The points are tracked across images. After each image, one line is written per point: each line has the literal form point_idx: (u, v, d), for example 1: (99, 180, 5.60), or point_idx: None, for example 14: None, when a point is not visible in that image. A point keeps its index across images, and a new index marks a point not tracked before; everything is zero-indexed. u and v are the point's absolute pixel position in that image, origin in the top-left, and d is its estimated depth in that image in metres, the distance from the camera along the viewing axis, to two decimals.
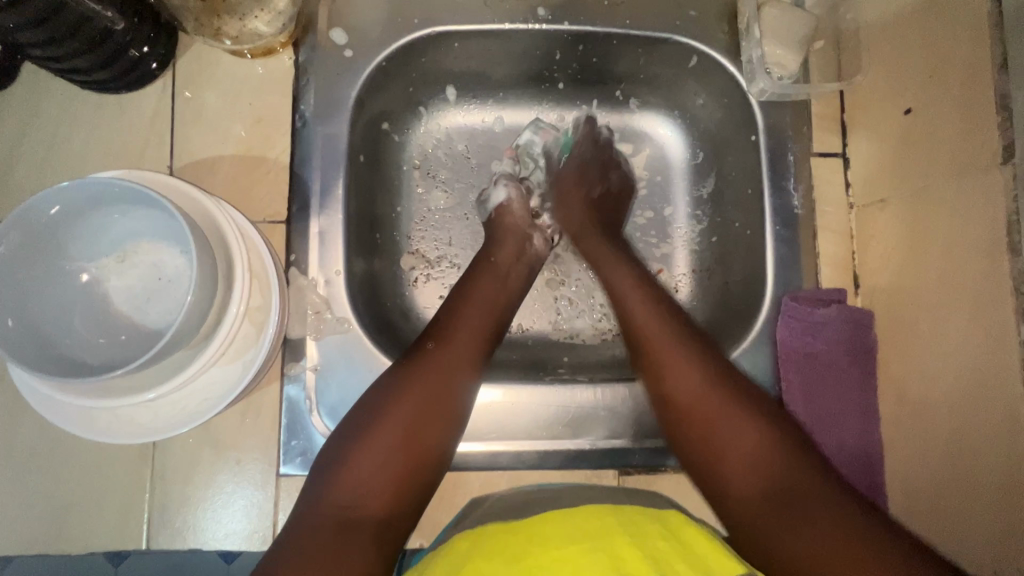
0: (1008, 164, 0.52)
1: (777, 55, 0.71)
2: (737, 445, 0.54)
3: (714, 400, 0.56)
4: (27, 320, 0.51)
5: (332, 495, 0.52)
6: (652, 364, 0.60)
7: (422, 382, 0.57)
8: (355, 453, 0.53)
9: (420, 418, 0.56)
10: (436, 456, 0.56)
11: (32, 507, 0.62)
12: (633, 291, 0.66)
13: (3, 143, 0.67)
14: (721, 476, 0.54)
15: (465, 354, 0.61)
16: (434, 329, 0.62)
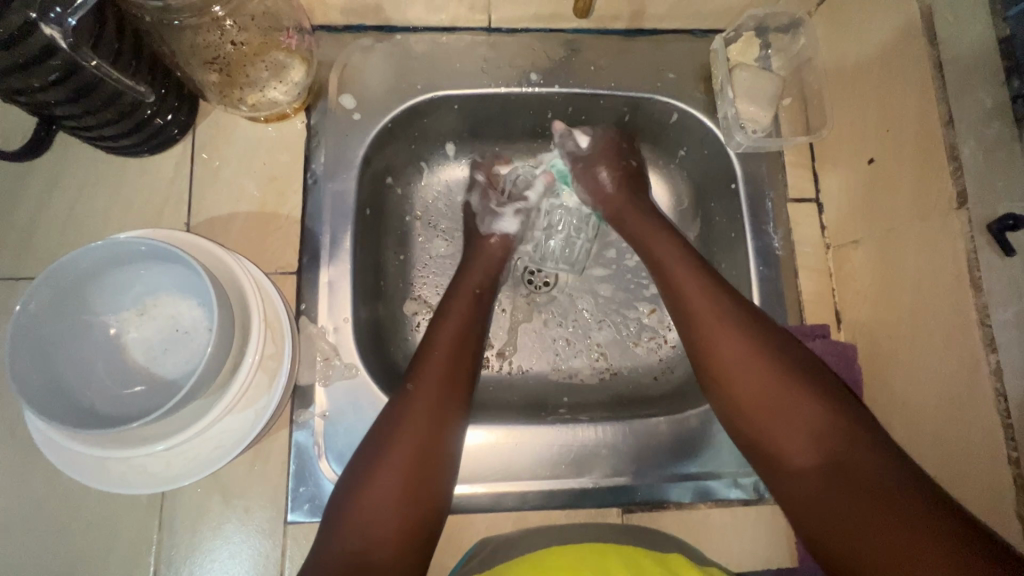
0: (963, 209, 0.58)
1: (750, 112, 0.77)
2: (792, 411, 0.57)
3: (773, 382, 0.59)
4: (52, 372, 0.53)
5: (342, 542, 0.53)
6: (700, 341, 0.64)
7: (410, 422, 0.59)
8: (359, 500, 0.55)
9: (417, 458, 0.58)
10: (433, 490, 0.58)
11: (39, 564, 0.62)
12: (687, 276, 0.68)
13: (29, 204, 0.70)
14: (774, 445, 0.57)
15: (442, 395, 0.62)
16: (412, 369, 0.65)
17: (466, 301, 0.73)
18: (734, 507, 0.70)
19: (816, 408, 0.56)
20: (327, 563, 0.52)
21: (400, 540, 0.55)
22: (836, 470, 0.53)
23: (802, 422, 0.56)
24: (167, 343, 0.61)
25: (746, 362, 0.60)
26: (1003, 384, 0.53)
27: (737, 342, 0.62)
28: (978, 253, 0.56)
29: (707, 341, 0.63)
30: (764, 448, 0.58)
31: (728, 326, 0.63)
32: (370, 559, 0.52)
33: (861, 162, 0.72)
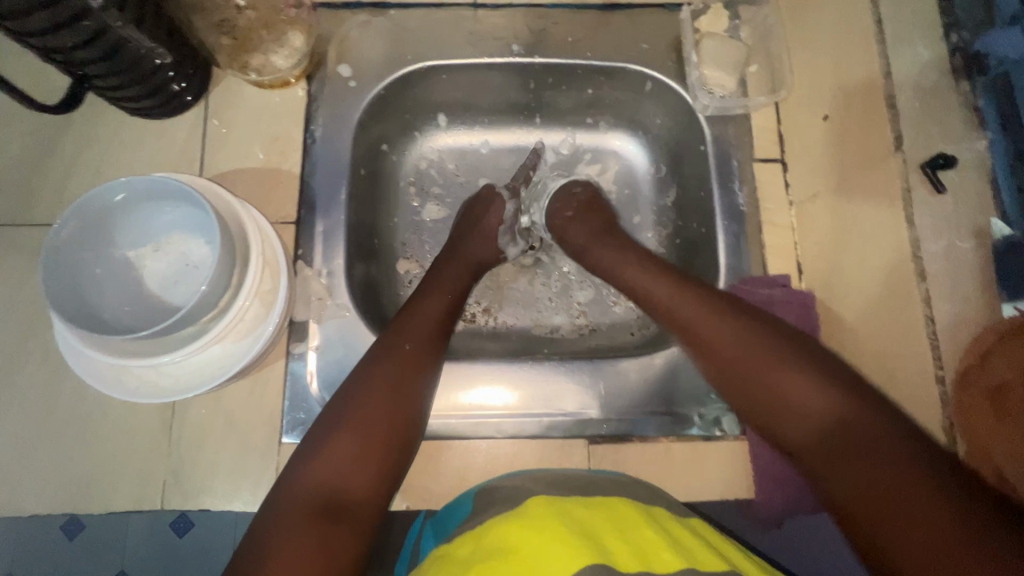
0: (899, 152, 0.66)
1: (717, 77, 0.82)
2: (800, 404, 0.58)
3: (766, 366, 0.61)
4: (76, 286, 0.62)
5: (309, 477, 0.58)
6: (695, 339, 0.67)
7: (384, 380, 0.65)
8: (328, 440, 0.60)
9: (387, 417, 0.63)
10: (399, 449, 0.64)
11: (64, 470, 0.70)
12: (661, 277, 0.73)
13: (61, 158, 0.79)
14: (787, 439, 0.59)
15: (413, 362, 0.68)
16: (388, 335, 0.70)
17: (447, 282, 0.79)
18: (696, 442, 0.75)
19: (812, 380, 0.58)
20: (295, 495, 0.57)
21: (369, 483, 0.60)
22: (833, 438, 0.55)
23: (815, 412, 0.57)
24: (177, 275, 0.69)
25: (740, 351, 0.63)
26: (932, 310, 0.60)
27: (734, 339, 0.64)
28: (912, 191, 0.64)
29: (704, 339, 0.66)
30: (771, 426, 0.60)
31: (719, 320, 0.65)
32: (344, 502, 0.58)
33: (817, 118, 0.77)
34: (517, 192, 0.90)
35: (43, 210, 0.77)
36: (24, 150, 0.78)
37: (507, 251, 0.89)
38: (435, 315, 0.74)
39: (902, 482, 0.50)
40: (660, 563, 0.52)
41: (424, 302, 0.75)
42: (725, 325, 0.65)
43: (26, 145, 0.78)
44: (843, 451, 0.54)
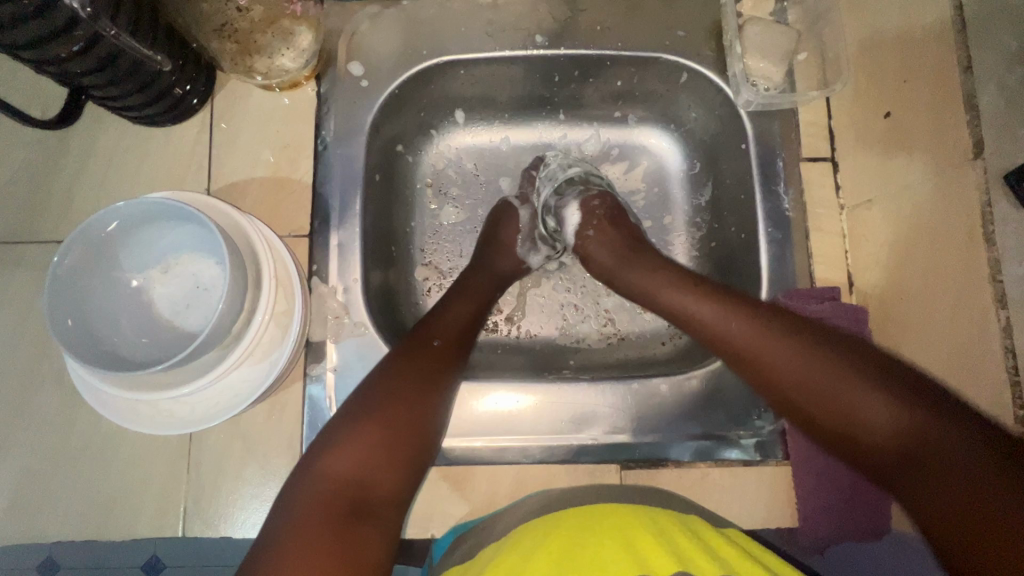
0: (979, 158, 0.58)
1: (761, 68, 0.75)
2: (867, 420, 0.51)
3: (823, 378, 0.54)
4: (84, 319, 0.59)
5: (328, 469, 0.54)
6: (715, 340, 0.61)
7: (412, 377, 0.62)
8: (350, 436, 0.56)
9: (409, 409, 0.59)
10: (420, 441, 0.59)
11: (85, 497, 0.69)
12: (653, 275, 0.67)
13: (65, 171, 0.75)
14: (853, 425, 0.52)
15: (437, 362, 0.65)
16: (415, 333, 0.67)
17: (477, 290, 0.75)
18: (735, 467, 0.71)
19: (871, 389, 0.52)
20: (316, 489, 0.53)
21: (394, 479, 0.57)
22: (924, 454, 0.49)
23: (886, 414, 0.51)
24: (189, 299, 0.66)
25: (793, 362, 0.55)
26: (1013, 341, 0.53)
27: (782, 346, 0.56)
28: (992, 206, 0.56)
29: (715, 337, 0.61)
30: (840, 442, 0.54)
31: (771, 327, 0.58)
32: (369, 499, 0.54)
33: (876, 116, 0.69)
34: (529, 198, 0.84)
35: (49, 226, 0.74)
36: (26, 163, 0.75)
37: (533, 262, 0.83)
38: (467, 316, 0.71)
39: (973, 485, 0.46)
40: (695, 566, 0.48)
41: (455, 304, 0.72)
42: (775, 333, 0.57)
43: (28, 158, 0.75)
44: (938, 478, 0.48)
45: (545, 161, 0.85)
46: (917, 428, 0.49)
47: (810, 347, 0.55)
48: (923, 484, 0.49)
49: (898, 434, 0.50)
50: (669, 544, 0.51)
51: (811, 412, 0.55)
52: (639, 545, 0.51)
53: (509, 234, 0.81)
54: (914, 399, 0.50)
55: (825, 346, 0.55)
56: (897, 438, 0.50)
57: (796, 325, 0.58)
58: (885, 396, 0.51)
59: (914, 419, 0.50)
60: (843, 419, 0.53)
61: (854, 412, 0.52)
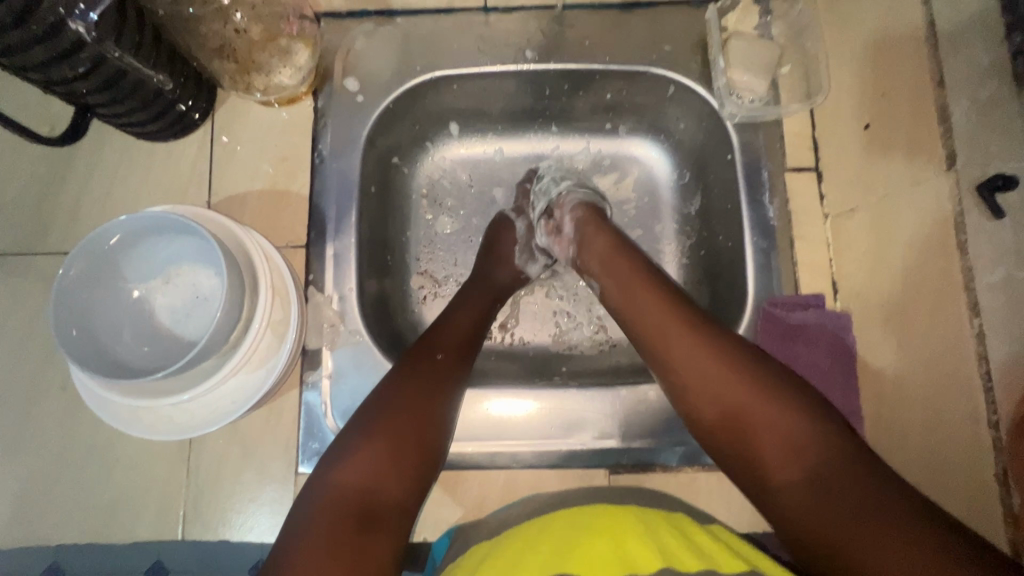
0: (952, 170, 0.59)
1: (745, 82, 0.77)
2: (773, 429, 0.52)
3: (737, 391, 0.54)
4: (87, 329, 0.61)
5: (338, 481, 0.55)
6: (662, 358, 0.59)
7: (414, 389, 0.62)
8: (357, 449, 0.57)
9: (414, 418, 0.60)
10: (425, 448, 0.60)
11: (88, 501, 0.71)
12: (624, 287, 0.66)
13: (72, 185, 0.78)
14: (756, 446, 0.52)
15: (440, 373, 0.65)
16: (418, 346, 0.68)
17: (477, 302, 0.76)
18: (722, 472, 0.72)
19: (781, 407, 0.52)
20: (327, 501, 0.54)
21: (402, 489, 0.57)
22: (811, 473, 0.49)
23: (786, 433, 0.51)
24: (189, 308, 0.68)
25: (715, 381, 0.55)
26: (986, 347, 0.55)
27: (701, 354, 0.57)
28: (964, 215, 0.57)
29: (666, 354, 0.59)
30: (742, 459, 0.54)
31: (704, 343, 0.57)
32: (378, 507, 0.55)
33: (857, 127, 0.72)
34: (525, 210, 0.86)
35: (56, 238, 0.77)
36: (34, 177, 0.78)
37: (528, 271, 0.84)
38: (470, 326, 0.73)
39: (895, 526, 0.44)
40: (682, 564, 0.50)
41: (457, 316, 0.73)
42: (708, 349, 0.57)
43: (36, 172, 0.78)
44: (811, 489, 0.49)
45: (539, 173, 0.87)
46: (811, 449, 0.50)
47: (736, 365, 0.55)
48: (799, 494, 0.49)
49: (797, 445, 0.50)
50: (659, 543, 0.53)
51: (722, 428, 0.55)
52: (625, 543, 0.52)
53: (503, 242, 0.83)
54: (820, 420, 0.51)
55: (721, 355, 0.56)
56: (794, 459, 0.50)
57: (723, 340, 0.58)
58: (785, 412, 0.52)
59: (808, 434, 0.50)
60: (743, 433, 0.53)
61: (760, 427, 0.52)
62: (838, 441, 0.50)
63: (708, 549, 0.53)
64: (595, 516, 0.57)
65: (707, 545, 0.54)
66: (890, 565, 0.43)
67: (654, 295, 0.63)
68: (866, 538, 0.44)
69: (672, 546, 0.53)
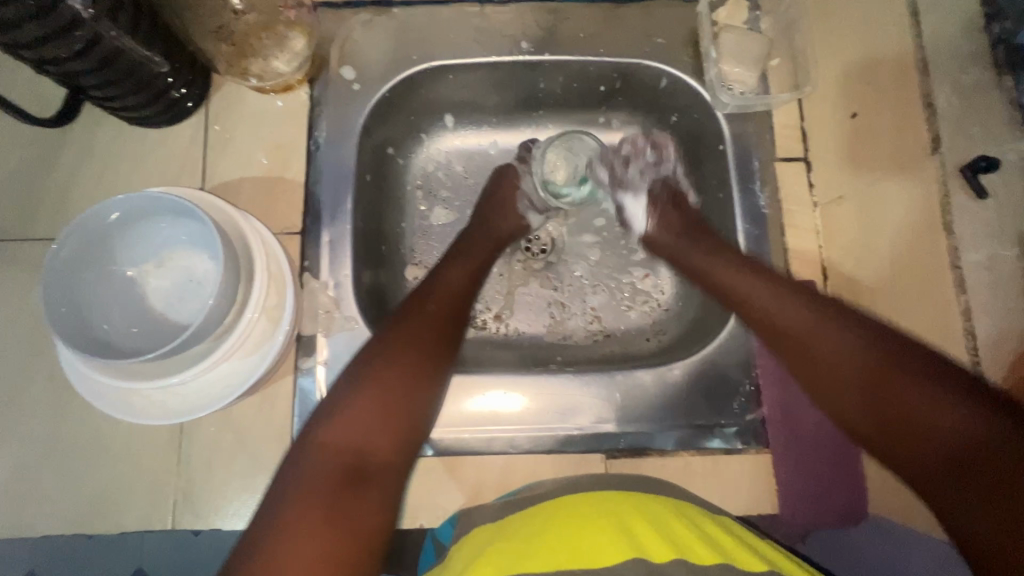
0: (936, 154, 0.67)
1: (735, 73, 0.78)
2: (934, 420, 0.52)
3: (897, 380, 0.55)
4: (78, 308, 0.60)
5: (328, 437, 0.55)
6: (807, 351, 0.62)
7: (404, 341, 0.62)
8: (346, 404, 0.57)
9: (406, 371, 0.60)
10: (415, 401, 0.60)
11: (75, 489, 0.69)
12: (743, 278, 0.68)
13: (61, 170, 0.77)
14: (923, 424, 0.53)
15: (430, 327, 0.64)
16: (407, 301, 0.67)
17: (472, 257, 0.76)
18: (717, 455, 0.73)
19: (933, 385, 0.54)
20: (315, 457, 0.54)
21: (393, 445, 0.58)
22: (976, 467, 0.50)
23: (956, 420, 0.51)
24: (182, 292, 0.68)
25: (873, 371, 0.57)
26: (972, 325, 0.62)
27: (841, 339, 0.60)
28: (950, 198, 0.65)
29: (804, 346, 0.62)
30: (897, 437, 0.55)
31: (892, 362, 0.56)
32: (368, 464, 0.55)
33: (843, 117, 0.74)
34: (527, 160, 0.87)
35: (45, 224, 0.75)
36: (23, 163, 0.77)
37: (531, 220, 0.86)
38: (463, 281, 0.72)
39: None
40: (697, 557, 0.51)
41: (449, 272, 0.72)
42: (855, 338, 0.59)
43: (26, 157, 0.77)
44: (984, 481, 0.49)
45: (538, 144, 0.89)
46: (962, 430, 0.51)
47: (884, 352, 0.57)
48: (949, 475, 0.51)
49: (981, 445, 0.50)
50: (668, 530, 0.53)
51: (879, 419, 0.56)
52: (634, 528, 0.53)
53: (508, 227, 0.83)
54: (947, 387, 0.53)
55: (861, 328, 0.60)
56: (951, 428, 0.52)
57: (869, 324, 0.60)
58: (959, 402, 0.52)
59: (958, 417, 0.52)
60: (901, 417, 0.54)
61: (936, 436, 0.52)
62: (964, 417, 0.51)
63: (718, 539, 0.54)
64: (605, 501, 0.57)
65: (720, 536, 0.55)
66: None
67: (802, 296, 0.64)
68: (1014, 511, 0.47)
69: (686, 538, 0.53)
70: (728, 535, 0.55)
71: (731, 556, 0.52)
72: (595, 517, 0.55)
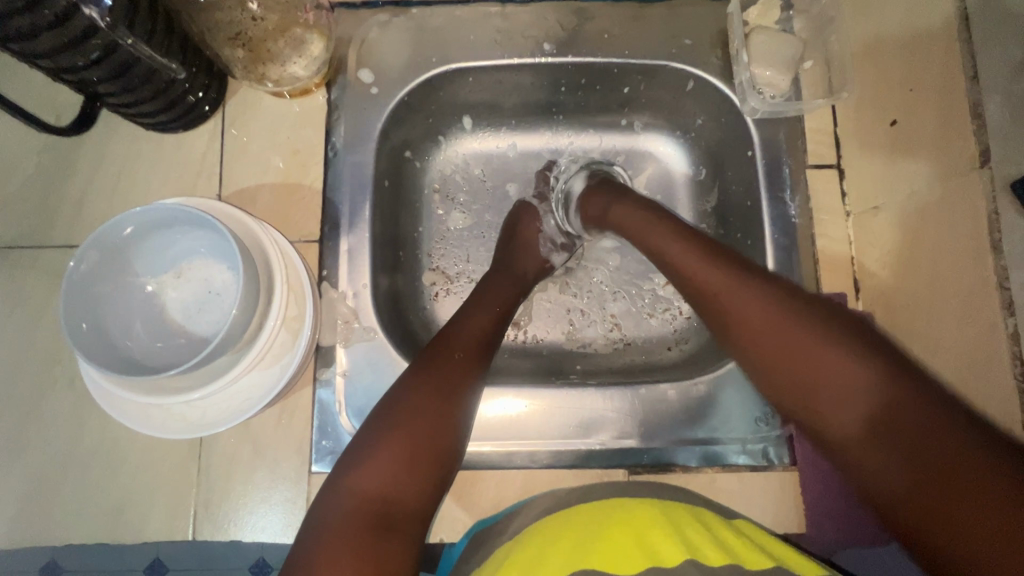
0: (985, 169, 0.59)
1: (767, 76, 0.75)
2: (839, 380, 0.50)
3: (807, 342, 0.52)
4: (98, 323, 0.60)
5: (355, 487, 0.54)
6: (727, 322, 0.57)
7: (431, 387, 0.61)
8: (373, 454, 0.56)
9: (430, 417, 0.59)
10: (441, 448, 0.59)
11: (97, 499, 0.69)
12: (654, 225, 0.65)
13: (79, 176, 0.76)
14: (824, 393, 0.51)
15: (456, 370, 0.63)
16: (435, 344, 0.66)
17: (501, 295, 0.75)
18: (742, 472, 0.71)
19: (839, 355, 0.51)
20: (343, 508, 0.53)
21: (421, 492, 0.56)
22: (886, 421, 0.48)
23: (862, 385, 0.49)
24: (201, 303, 0.67)
25: (787, 347, 0.53)
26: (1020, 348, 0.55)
27: (757, 307, 0.55)
28: (1000, 215, 0.57)
29: (727, 315, 0.57)
30: (797, 406, 0.53)
31: (827, 343, 0.52)
32: (395, 513, 0.54)
33: (881, 124, 0.71)
34: (547, 196, 0.86)
35: (63, 231, 0.75)
36: (41, 169, 0.76)
37: (554, 261, 0.83)
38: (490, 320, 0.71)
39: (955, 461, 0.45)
40: (704, 557, 0.50)
41: (474, 313, 0.71)
42: (769, 305, 0.55)
43: (42, 163, 0.76)
44: (898, 446, 0.47)
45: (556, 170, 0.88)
46: (876, 396, 0.49)
47: (789, 317, 0.54)
48: (867, 449, 0.49)
49: (873, 388, 0.49)
50: (681, 535, 0.52)
51: (782, 382, 0.54)
52: (643, 536, 0.52)
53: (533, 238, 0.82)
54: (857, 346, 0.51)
55: (768, 300, 0.55)
56: (867, 410, 0.49)
57: (804, 310, 0.55)
58: (847, 363, 0.50)
59: (877, 384, 0.49)
60: (806, 382, 0.52)
61: (826, 391, 0.51)
62: (880, 387, 0.49)
63: (729, 544, 0.53)
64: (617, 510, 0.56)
65: (730, 539, 0.54)
66: (956, 506, 0.44)
67: (699, 250, 0.61)
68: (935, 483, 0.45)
69: (696, 541, 0.52)
70: (739, 538, 0.54)
71: (739, 557, 0.51)
72: (610, 527, 0.54)
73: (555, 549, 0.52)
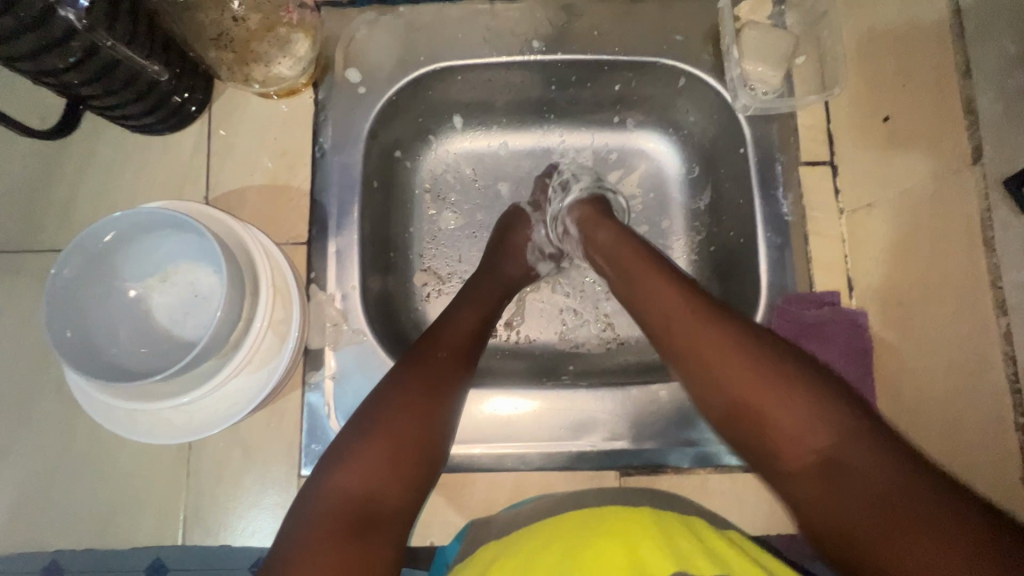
0: (977, 165, 0.58)
1: (759, 73, 0.74)
2: (792, 431, 0.48)
3: (762, 383, 0.50)
4: (83, 330, 0.59)
5: (338, 485, 0.54)
6: (682, 354, 0.56)
7: (417, 386, 0.60)
8: (356, 452, 0.55)
9: (415, 416, 0.58)
10: (425, 449, 0.58)
11: (86, 504, 0.69)
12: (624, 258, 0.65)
13: (65, 180, 0.75)
14: (783, 444, 0.49)
15: (444, 369, 0.63)
16: (420, 344, 0.65)
17: (489, 295, 0.74)
18: (735, 473, 0.71)
19: (801, 402, 0.49)
20: (324, 506, 0.52)
21: (404, 490, 0.56)
22: (839, 472, 0.46)
23: (818, 433, 0.47)
24: (188, 307, 0.66)
25: (750, 385, 0.51)
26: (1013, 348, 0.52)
27: (716, 344, 0.54)
28: (992, 212, 0.56)
29: (687, 350, 0.56)
30: (761, 451, 0.50)
31: (778, 385, 0.50)
32: (377, 511, 0.53)
33: (875, 120, 0.70)
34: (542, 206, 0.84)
35: (50, 235, 0.74)
36: (27, 173, 0.75)
37: (539, 269, 0.82)
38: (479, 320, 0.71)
39: (919, 507, 0.42)
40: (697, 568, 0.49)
41: (462, 312, 0.70)
42: (729, 340, 0.53)
43: (28, 166, 0.75)
44: (854, 493, 0.45)
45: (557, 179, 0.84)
46: (836, 443, 0.46)
47: (747, 352, 0.52)
48: (825, 488, 0.46)
49: (833, 441, 0.46)
50: (673, 544, 0.51)
51: (742, 428, 0.51)
52: (634, 542, 0.51)
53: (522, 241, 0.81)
54: (811, 387, 0.50)
55: (726, 340, 0.54)
56: (820, 456, 0.47)
57: (769, 347, 0.53)
58: (809, 407, 0.48)
59: (826, 429, 0.47)
60: (765, 430, 0.50)
61: (790, 438, 0.48)
62: (837, 427, 0.47)
63: (723, 555, 0.52)
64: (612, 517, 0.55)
65: (724, 550, 0.53)
66: (926, 552, 0.40)
67: (667, 285, 0.60)
68: (900, 534, 0.42)
69: (687, 551, 0.51)
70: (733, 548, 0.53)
71: (732, 567, 0.50)
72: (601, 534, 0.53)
73: (546, 552, 0.52)
